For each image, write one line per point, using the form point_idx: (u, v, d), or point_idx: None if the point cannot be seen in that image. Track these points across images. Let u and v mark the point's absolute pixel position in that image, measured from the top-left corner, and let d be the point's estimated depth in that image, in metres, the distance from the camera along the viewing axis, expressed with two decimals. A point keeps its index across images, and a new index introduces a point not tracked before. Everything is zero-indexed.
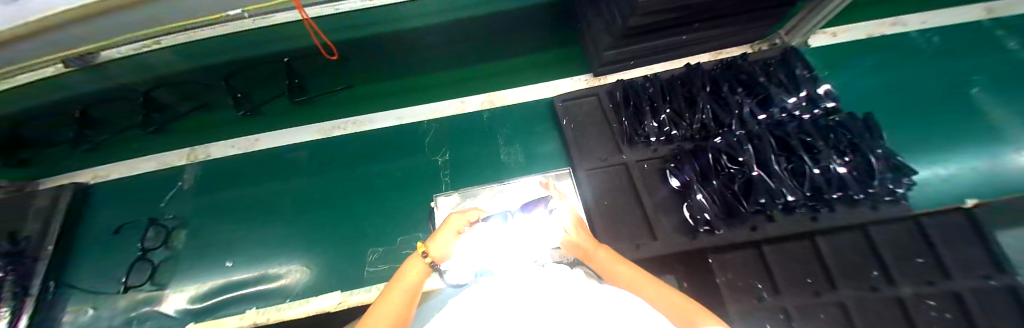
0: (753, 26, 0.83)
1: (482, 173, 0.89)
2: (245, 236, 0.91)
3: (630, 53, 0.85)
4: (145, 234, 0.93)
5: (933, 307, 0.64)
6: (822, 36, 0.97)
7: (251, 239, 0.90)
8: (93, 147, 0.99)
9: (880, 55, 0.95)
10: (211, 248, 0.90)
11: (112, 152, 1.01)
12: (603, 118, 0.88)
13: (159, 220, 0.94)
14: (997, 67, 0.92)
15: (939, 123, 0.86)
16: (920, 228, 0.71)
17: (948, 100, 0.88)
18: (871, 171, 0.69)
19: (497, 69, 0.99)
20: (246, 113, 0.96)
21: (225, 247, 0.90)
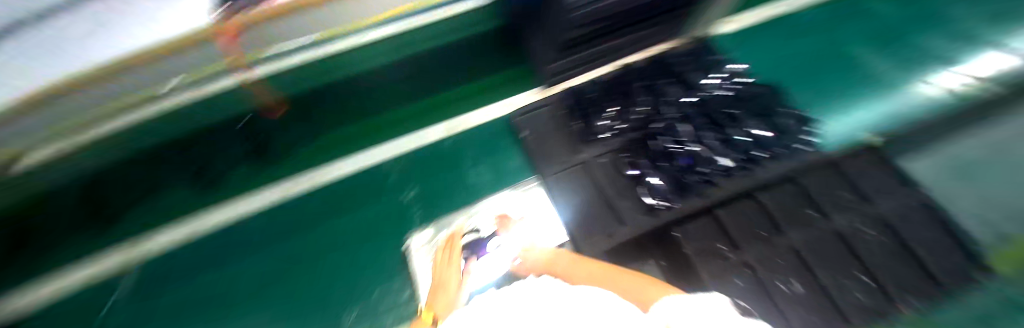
0: (674, 25, 0.92)
1: (455, 201, 0.91)
2: None
3: (570, 66, 0.93)
4: None
5: (865, 231, 0.76)
6: (725, 25, 1.14)
7: None
8: (14, 264, 0.86)
9: (774, 32, 1.12)
10: None
11: (26, 270, 0.85)
12: (558, 123, 0.94)
13: None
14: (863, 27, 1.12)
15: (833, 81, 1.01)
16: (835, 165, 0.83)
17: (832, 60, 1.06)
18: (778, 129, 0.83)
19: (449, 100, 1.03)
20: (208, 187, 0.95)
21: None
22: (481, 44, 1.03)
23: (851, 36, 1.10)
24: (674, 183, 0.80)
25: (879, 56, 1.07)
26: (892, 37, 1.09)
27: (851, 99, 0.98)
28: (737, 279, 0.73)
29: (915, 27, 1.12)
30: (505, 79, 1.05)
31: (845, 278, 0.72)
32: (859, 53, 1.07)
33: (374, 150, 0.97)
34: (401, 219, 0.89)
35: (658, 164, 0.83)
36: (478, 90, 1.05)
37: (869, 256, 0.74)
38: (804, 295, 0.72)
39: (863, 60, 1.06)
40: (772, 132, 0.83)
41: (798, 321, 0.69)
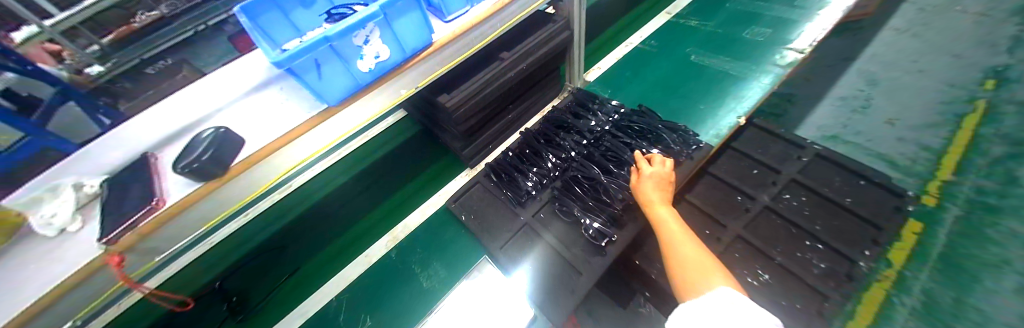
0: (542, 90, 1.13)
1: (415, 309, 0.88)
2: None
3: (479, 145, 1.04)
4: None
5: (790, 198, 0.82)
6: (594, 72, 1.34)
7: None
8: None
9: (632, 64, 1.33)
10: None
11: None
12: (489, 199, 0.99)
13: None
14: (694, 40, 1.39)
15: (689, 85, 1.21)
16: (735, 149, 0.93)
17: (684, 73, 1.26)
18: (668, 136, 0.92)
19: (381, 213, 1.06)
20: None
21: None
22: (394, 156, 1.17)
23: (689, 47, 1.36)
24: (601, 218, 0.83)
25: (716, 55, 1.31)
26: (718, 41, 1.37)
27: (710, 94, 1.16)
28: None
29: (727, 30, 1.42)
30: (428, 176, 1.12)
31: (799, 251, 0.75)
32: (701, 61, 1.30)
33: (321, 290, 0.92)
34: None
35: (586, 204, 0.87)
36: (407, 194, 1.09)
37: (805, 220, 0.79)
38: (775, 282, 0.73)
39: (705, 61, 1.29)
40: (666, 140, 0.92)
41: (782, 313, 0.68)
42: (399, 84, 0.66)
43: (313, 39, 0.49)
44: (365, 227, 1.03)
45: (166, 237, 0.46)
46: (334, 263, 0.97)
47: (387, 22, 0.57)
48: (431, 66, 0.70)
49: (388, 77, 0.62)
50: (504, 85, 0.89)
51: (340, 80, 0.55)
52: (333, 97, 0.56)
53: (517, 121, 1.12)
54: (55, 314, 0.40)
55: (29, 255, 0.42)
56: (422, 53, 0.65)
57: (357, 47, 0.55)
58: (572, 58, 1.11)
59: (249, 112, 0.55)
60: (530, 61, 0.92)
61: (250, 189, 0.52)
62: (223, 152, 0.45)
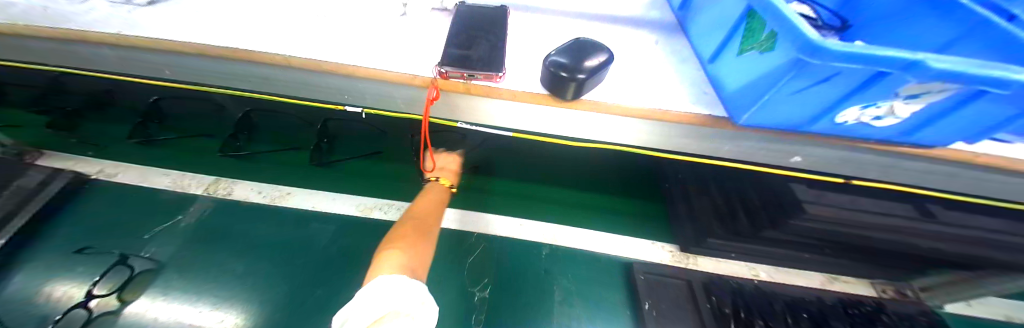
0: (876, 264, 0.72)
1: (535, 323, 0.72)
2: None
3: (732, 248, 0.75)
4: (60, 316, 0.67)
5: None
6: (959, 307, 0.82)
7: None
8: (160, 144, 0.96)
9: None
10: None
11: (150, 153, 0.95)
12: (693, 315, 0.69)
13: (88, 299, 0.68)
14: None
15: None
16: None
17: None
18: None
19: (561, 201, 0.92)
20: (316, 164, 0.94)
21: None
22: (609, 161, 1.01)
23: None
24: None
25: None
26: None
27: None
28: None
29: None
30: (630, 213, 0.91)
31: None
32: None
33: (460, 211, 0.88)
34: (459, 315, 0.72)
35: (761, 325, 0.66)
36: (598, 212, 0.91)
37: None
38: None
39: None
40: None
41: None
42: (800, 149, 0.47)
43: (896, 54, 0.30)
44: (532, 195, 0.93)
45: (477, 108, 0.50)
46: (515, 205, 0.91)
47: (957, 93, 0.34)
48: (857, 157, 0.47)
49: (816, 137, 0.44)
50: (876, 235, 0.58)
51: (796, 107, 0.39)
52: (756, 121, 0.41)
53: (803, 261, 0.75)
54: (411, 95, 0.48)
55: (412, 41, 0.50)
56: (883, 143, 0.43)
57: (893, 95, 0.35)
58: (948, 266, 0.69)
59: (636, 76, 0.50)
60: (918, 234, 0.58)
61: (566, 115, 0.50)
62: (585, 85, 0.43)
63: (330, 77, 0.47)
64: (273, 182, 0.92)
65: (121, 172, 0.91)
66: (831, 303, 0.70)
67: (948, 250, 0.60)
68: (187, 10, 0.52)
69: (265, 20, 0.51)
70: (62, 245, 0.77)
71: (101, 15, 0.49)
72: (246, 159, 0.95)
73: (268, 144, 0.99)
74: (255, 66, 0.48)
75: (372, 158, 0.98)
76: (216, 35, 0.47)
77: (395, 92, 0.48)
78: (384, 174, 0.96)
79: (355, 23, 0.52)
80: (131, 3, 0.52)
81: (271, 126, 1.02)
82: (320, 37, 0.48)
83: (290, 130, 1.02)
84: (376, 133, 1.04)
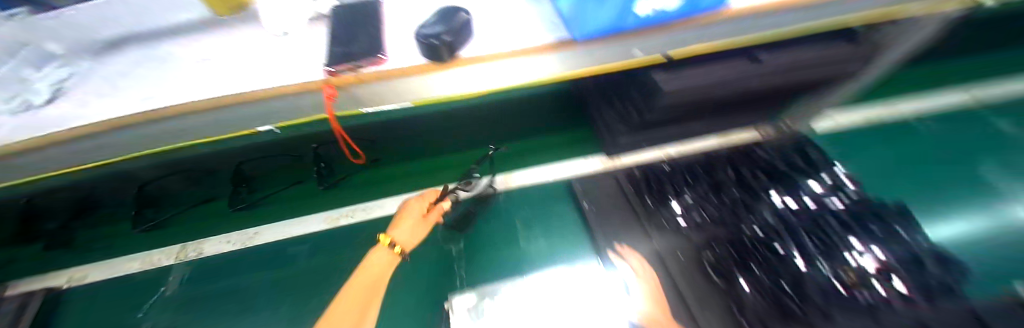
0: (749, 112, 0.89)
1: (505, 255, 0.85)
2: None
3: (639, 140, 0.90)
4: None
5: None
6: (824, 122, 1.02)
7: None
8: (162, 226, 0.98)
9: (879, 135, 1.01)
10: None
11: (107, 245, 0.96)
12: (622, 203, 0.85)
13: None
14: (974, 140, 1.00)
15: (934, 188, 0.89)
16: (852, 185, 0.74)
17: (948, 178, 0.91)
18: (781, 160, 0.83)
19: (505, 155, 1.05)
20: (325, 188, 1.02)
21: None
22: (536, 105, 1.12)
23: (952, 145, 0.99)
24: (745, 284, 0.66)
25: (997, 173, 0.93)
26: (1007, 158, 0.96)
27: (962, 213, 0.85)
28: None
29: None
30: (563, 143, 1.05)
31: None
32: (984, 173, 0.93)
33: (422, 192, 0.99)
34: (442, 271, 0.84)
35: (675, 191, 0.82)
36: (537, 151, 1.05)
37: None
38: None
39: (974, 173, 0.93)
40: (778, 163, 0.82)
41: None
42: (637, 44, 0.59)
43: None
44: (479, 158, 1.05)
45: (382, 93, 0.54)
46: (465, 171, 1.03)
47: None
48: (680, 37, 0.59)
49: (641, 33, 0.56)
50: (726, 89, 0.73)
51: (608, 12, 0.50)
52: (586, 33, 0.53)
53: (696, 131, 0.91)
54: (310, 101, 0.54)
55: (300, 55, 0.56)
56: (693, 20, 0.54)
57: None
58: (797, 97, 0.86)
59: (500, 24, 0.60)
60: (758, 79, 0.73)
61: (455, 79, 0.56)
62: (455, 44, 0.50)
63: (236, 108, 0.53)
64: (238, 229, 0.97)
65: (85, 273, 0.92)
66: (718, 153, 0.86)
67: (781, 84, 0.77)
68: (84, 97, 0.56)
69: (162, 80, 0.56)
70: None
71: (5, 126, 0.52)
72: (252, 208, 1.00)
73: (274, 186, 1.04)
74: (169, 123, 0.54)
75: (377, 167, 1.06)
76: (122, 108, 0.52)
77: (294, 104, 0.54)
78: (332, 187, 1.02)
79: (243, 56, 0.57)
80: (28, 107, 0.55)
81: (268, 169, 1.04)
82: (215, 79, 0.54)
83: (283, 172, 1.05)
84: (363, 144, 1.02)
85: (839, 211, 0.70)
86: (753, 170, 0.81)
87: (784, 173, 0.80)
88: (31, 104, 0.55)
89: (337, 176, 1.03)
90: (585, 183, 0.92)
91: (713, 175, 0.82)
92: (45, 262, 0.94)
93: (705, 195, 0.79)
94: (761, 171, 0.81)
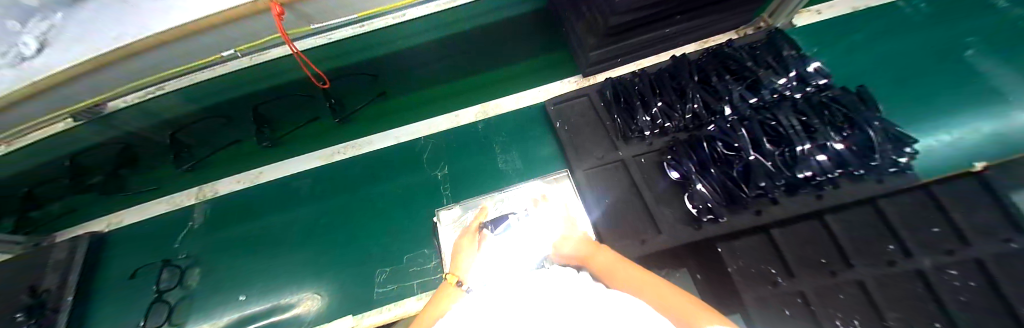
0: (729, 11, 0.84)
1: (484, 176, 0.91)
2: (263, 279, 0.91)
3: (610, 53, 0.88)
4: (150, 310, 0.90)
5: (955, 277, 0.65)
6: (804, 17, 0.98)
7: (267, 284, 0.90)
8: (201, 168, 1.05)
9: (870, 26, 0.95)
10: (217, 302, 0.90)
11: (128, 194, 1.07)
12: (594, 119, 0.88)
13: (163, 293, 0.91)
14: (978, 21, 0.93)
15: (909, 79, 0.88)
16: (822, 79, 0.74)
17: (926, 65, 0.90)
18: (754, 59, 0.81)
19: (481, 83, 1.03)
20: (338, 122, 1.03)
21: (238, 289, 0.91)
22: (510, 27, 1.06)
23: (953, 35, 0.92)
24: (698, 183, 0.71)
25: (987, 59, 0.89)
26: (1010, 45, 0.89)
27: (930, 100, 0.85)
28: (783, 310, 0.68)
29: None
30: (539, 67, 1.03)
31: (920, 327, 0.63)
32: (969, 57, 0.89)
33: (406, 126, 1.03)
34: (430, 191, 0.93)
35: (642, 101, 0.83)
36: (513, 75, 1.03)
37: (959, 309, 0.64)
38: (848, 300, 0.67)
39: (962, 60, 0.89)
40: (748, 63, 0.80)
41: None
42: None
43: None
44: (456, 90, 1.04)
45: (326, 6, 0.53)
46: (443, 102, 1.04)
47: None
48: None
49: None
50: None
51: None
52: None
53: (673, 37, 0.88)
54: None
55: None
56: None
57: None
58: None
59: None
60: None
61: None
62: None
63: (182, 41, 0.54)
64: (242, 170, 1.05)
65: (118, 219, 1.05)
66: (688, 59, 0.85)
67: None
68: None
69: None
70: (120, 277, 0.98)
71: None
72: (276, 146, 1.05)
73: (289, 125, 1.05)
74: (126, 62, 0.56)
75: (386, 99, 1.04)
76: None
77: (240, 30, 0.53)
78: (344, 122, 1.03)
79: None
80: None
81: (285, 109, 1.04)
82: None
83: (299, 111, 1.05)
84: (366, 78, 1.03)
85: (799, 106, 0.72)
86: (722, 74, 0.80)
87: (755, 72, 0.78)
88: (26, 58, 0.48)
89: (348, 111, 1.02)
90: (563, 102, 0.92)
91: (681, 81, 0.82)
92: (82, 214, 1.06)
93: (669, 104, 0.80)
94: (731, 74, 0.80)
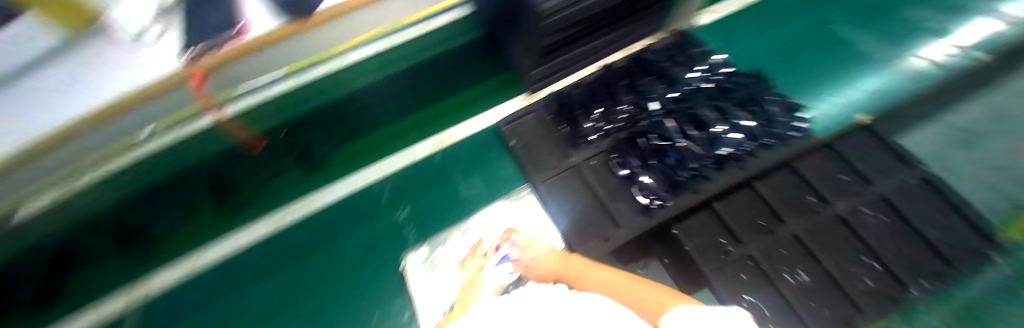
0: (647, 20, 0.92)
1: (450, 207, 0.94)
2: None
3: (546, 70, 0.94)
4: None
5: (868, 214, 0.76)
6: (707, 16, 1.12)
7: None
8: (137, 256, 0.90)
9: (757, 15, 1.11)
10: None
11: None
12: (544, 132, 0.92)
13: None
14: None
15: (798, 56, 1.03)
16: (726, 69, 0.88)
17: (806, 45, 1.05)
18: (671, 58, 0.92)
19: (429, 118, 1.04)
20: (313, 166, 0.98)
21: None
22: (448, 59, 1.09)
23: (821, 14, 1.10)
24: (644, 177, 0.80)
25: (851, 29, 1.06)
26: (864, 16, 1.08)
27: (821, 73, 1.00)
28: (739, 275, 0.75)
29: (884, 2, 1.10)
30: (484, 94, 1.07)
31: (852, 266, 0.73)
32: (840, 33, 1.06)
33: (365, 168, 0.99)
34: (395, 232, 0.92)
35: (585, 110, 0.90)
36: (460, 105, 1.06)
37: (876, 242, 0.74)
38: (789, 253, 0.75)
39: (833, 33, 1.06)
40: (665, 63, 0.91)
41: (807, 313, 0.70)
42: None
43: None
44: (403, 127, 1.03)
45: None
46: (391, 140, 1.02)
47: None
48: None
49: None
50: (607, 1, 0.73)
51: None
52: None
53: (602, 49, 0.96)
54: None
55: None
56: None
57: None
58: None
59: None
60: None
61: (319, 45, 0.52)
62: None
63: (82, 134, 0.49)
64: None
65: None
66: (617, 67, 0.92)
67: None
68: None
69: None
70: None
71: None
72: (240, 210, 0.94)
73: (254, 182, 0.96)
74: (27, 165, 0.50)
75: (357, 139, 1.01)
76: None
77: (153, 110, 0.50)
78: (316, 167, 0.98)
79: None
80: None
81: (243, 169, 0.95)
82: None
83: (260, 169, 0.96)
84: (308, 130, 0.99)
85: (712, 94, 0.84)
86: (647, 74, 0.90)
87: (672, 69, 0.89)
88: None
89: (319, 157, 0.98)
90: (512, 121, 0.96)
91: (615, 86, 0.91)
92: None
93: (607, 108, 0.88)
94: (654, 73, 0.90)
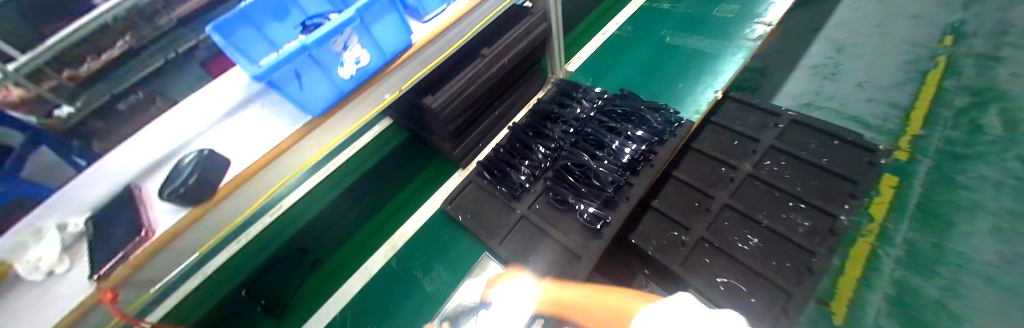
0: (526, 82, 1.12)
1: (420, 306, 0.90)
2: None
3: (466, 146, 1.04)
4: None
5: (770, 164, 0.88)
6: (575, 62, 1.37)
7: None
8: None
9: (614, 47, 1.38)
10: None
11: None
12: (485, 199, 0.98)
13: None
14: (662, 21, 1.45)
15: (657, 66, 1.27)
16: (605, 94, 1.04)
17: (660, 57, 1.30)
18: (562, 101, 1.07)
19: (374, 228, 1.05)
20: (274, 310, 0.92)
21: None
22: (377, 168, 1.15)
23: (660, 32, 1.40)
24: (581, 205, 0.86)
25: (683, 37, 1.36)
26: (689, 25, 1.40)
27: (679, 72, 1.23)
28: (703, 259, 0.79)
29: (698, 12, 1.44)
30: (420, 186, 1.12)
31: (783, 212, 0.81)
32: (676, 42, 1.34)
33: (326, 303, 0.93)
34: None
35: (510, 167, 0.98)
36: (400, 204, 1.09)
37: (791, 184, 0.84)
38: (732, 223, 0.82)
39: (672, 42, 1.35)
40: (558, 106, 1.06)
41: (771, 273, 0.74)
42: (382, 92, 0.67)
43: (290, 48, 0.46)
44: (351, 248, 1.02)
45: None
46: (343, 263, 1.00)
47: (365, 26, 0.53)
48: (414, 70, 0.66)
49: (363, 91, 0.58)
50: (489, 80, 0.89)
51: (320, 94, 0.52)
52: (316, 106, 0.52)
53: (505, 114, 1.11)
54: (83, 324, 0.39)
55: None
56: (403, 56, 0.61)
57: (336, 54, 0.51)
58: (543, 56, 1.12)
59: None
60: (505, 61, 0.90)
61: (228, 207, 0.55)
62: (204, 180, 0.43)
63: None
64: None
65: None
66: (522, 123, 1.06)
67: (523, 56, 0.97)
68: None
69: None
70: None
71: None
72: None
73: None
74: None
75: (323, 265, 0.99)
76: None
77: None
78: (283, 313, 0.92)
79: None
80: None
81: None
82: None
83: None
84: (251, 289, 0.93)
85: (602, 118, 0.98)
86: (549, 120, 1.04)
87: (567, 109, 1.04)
88: None
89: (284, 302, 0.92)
90: (452, 200, 1.01)
91: (527, 138, 1.02)
92: None
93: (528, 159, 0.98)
94: (554, 117, 1.04)
